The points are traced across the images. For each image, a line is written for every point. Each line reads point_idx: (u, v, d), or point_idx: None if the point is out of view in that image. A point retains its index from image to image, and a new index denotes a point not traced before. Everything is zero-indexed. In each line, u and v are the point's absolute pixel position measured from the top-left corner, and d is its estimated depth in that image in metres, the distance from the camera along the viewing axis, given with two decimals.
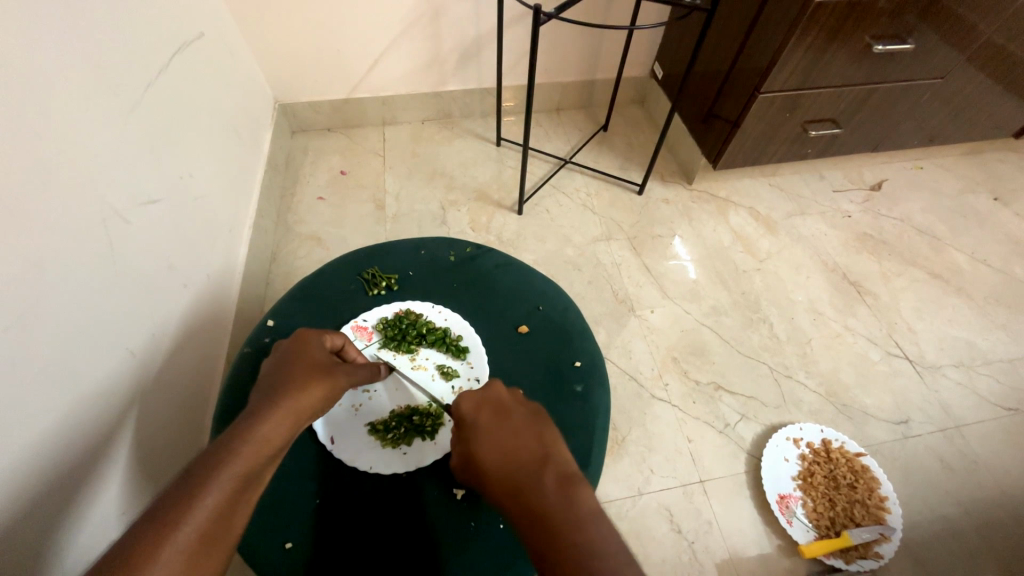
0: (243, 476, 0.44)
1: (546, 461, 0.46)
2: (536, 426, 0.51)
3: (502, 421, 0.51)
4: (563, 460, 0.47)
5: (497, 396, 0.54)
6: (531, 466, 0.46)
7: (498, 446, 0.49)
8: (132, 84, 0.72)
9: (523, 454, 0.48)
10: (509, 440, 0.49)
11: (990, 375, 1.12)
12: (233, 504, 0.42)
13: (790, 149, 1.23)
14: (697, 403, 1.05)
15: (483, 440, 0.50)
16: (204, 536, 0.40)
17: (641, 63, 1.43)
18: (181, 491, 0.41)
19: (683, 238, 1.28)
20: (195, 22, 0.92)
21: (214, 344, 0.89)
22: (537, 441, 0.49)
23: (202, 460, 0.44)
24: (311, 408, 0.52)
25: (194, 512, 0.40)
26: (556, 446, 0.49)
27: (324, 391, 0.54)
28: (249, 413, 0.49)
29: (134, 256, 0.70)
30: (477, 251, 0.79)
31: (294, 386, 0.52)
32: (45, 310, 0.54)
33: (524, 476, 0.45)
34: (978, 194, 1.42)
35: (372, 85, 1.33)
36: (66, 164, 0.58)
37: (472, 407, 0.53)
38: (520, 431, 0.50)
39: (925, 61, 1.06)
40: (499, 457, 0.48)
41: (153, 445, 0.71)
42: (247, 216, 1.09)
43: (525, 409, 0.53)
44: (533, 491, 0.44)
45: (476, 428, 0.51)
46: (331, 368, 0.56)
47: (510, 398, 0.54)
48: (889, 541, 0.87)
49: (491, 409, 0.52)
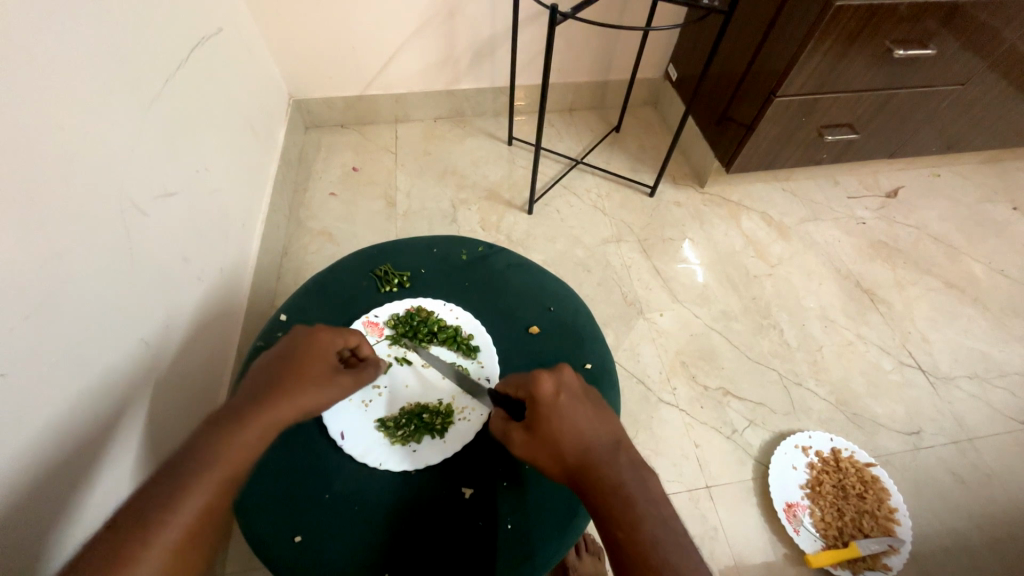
0: (226, 476, 0.44)
1: (622, 449, 0.48)
2: (606, 412, 0.51)
3: (579, 404, 0.50)
4: (635, 448, 0.49)
5: (570, 379, 0.53)
6: (610, 453, 0.48)
7: (576, 431, 0.49)
8: (153, 79, 0.73)
9: (598, 440, 0.49)
10: (586, 429, 0.49)
11: (1005, 388, 1.10)
12: (216, 503, 0.43)
13: (805, 153, 1.22)
14: (705, 407, 1.04)
15: (562, 422, 0.49)
16: (189, 535, 0.41)
17: (656, 64, 1.42)
18: (164, 488, 0.42)
19: (694, 242, 1.27)
20: (214, 18, 0.93)
21: (226, 334, 0.90)
22: (609, 428, 0.50)
23: (186, 457, 0.44)
24: (295, 416, 0.51)
25: (178, 511, 0.41)
26: (627, 432, 0.50)
27: (313, 401, 0.52)
28: (236, 413, 0.48)
29: (151, 250, 0.71)
30: (490, 250, 0.79)
31: (283, 393, 0.51)
32: (62, 300, 0.55)
33: (604, 465, 0.47)
34: (996, 203, 1.40)
35: (386, 83, 1.34)
36: (89, 157, 0.59)
37: (551, 387, 0.51)
38: (594, 417, 0.50)
39: (946, 67, 1.04)
40: (578, 443, 0.48)
41: (167, 432, 0.73)
42: (260, 209, 1.09)
43: (594, 394, 0.53)
44: (614, 480, 0.46)
45: (553, 408, 0.50)
46: (329, 379, 0.54)
47: (579, 381, 0.53)
48: (898, 553, 0.86)
49: (566, 390, 0.51)
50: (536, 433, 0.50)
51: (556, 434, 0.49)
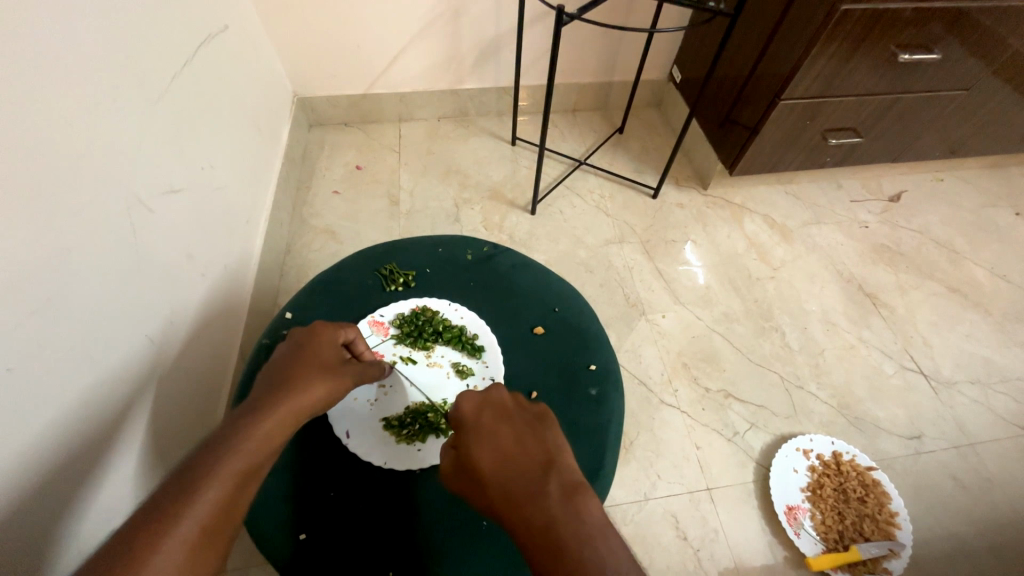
0: (242, 472, 0.44)
1: (549, 470, 0.47)
2: (536, 433, 0.51)
3: (503, 426, 0.52)
4: (564, 467, 0.48)
5: (499, 403, 0.55)
6: (536, 480, 0.46)
7: (502, 459, 0.48)
8: (160, 77, 0.73)
9: (522, 459, 0.48)
10: (510, 448, 0.49)
11: (1006, 393, 1.10)
12: (233, 497, 0.43)
13: (809, 157, 1.22)
14: (707, 410, 1.04)
15: (485, 444, 0.50)
16: (205, 530, 0.41)
17: (660, 66, 1.42)
18: (181, 483, 0.42)
19: (696, 244, 1.27)
20: (220, 16, 0.93)
21: (229, 335, 0.90)
22: (535, 446, 0.50)
23: (202, 454, 0.44)
24: (309, 409, 0.51)
25: (194, 506, 0.41)
26: (558, 452, 0.49)
27: (325, 393, 0.53)
28: (252, 410, 0.49)
29: (157, 247, 0.71)
30: (495, 250, 0.79)
31: (293, 387, 0.51)
32: (68, 296, 0.55)
33: (530, 493, 0.45)
34: (1000, 208, 1.40)
35: (390, 82, 1.34)
36: (96, 152, 0.60)
37: (475, 412, 0.53)
38: (518, 437, 0.50)
39: (951, 72, 1.04)
40: (500, 464, 0.48)
41: (170, 430, 0.73)
42: (264, 207, 1.09)
43: (527, 416, 0.54)
44: (533, 500, 0.44)
45: (477, 431, 0.52)
46: (336, 370, 0.55)
47: (512, 405, 0.55)
48: (898, 557, 0.86)
49: (491, 414, 0.53)
50: (461, 459, 0.51)
51: (478, 457, 0.49)
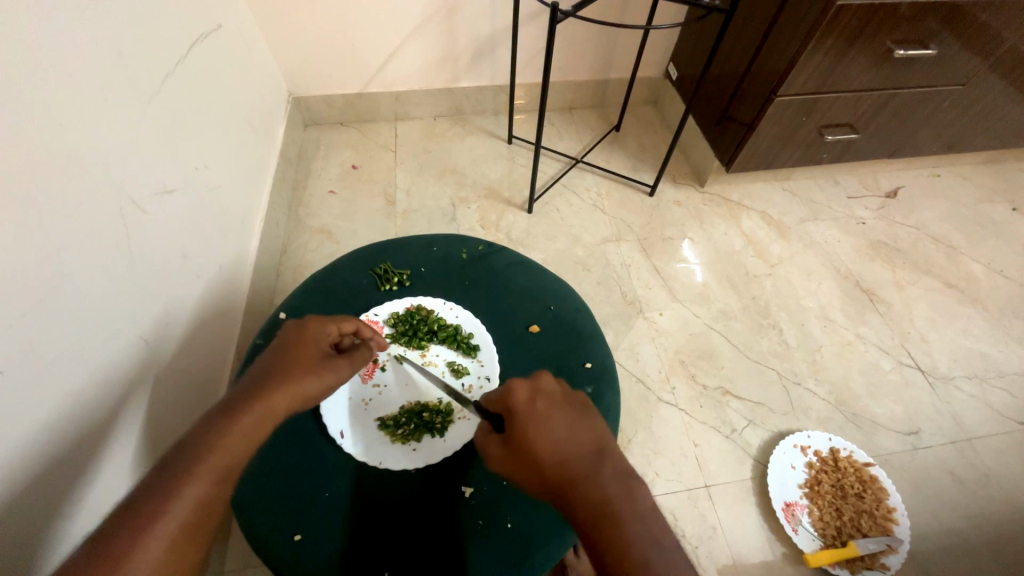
0: (222, 468, 0.44)
1: (608, 461, 0.45)
2: (587, 419, 0.49)
3: (556, 411, 0.49)
4: (620, 456, 0.46)
5: (547, 387, 0.52)
6: (592, 464, 0.45)
7: (554, 440, 0.46)
8: (152, 76, 0.72)
9: (580, 449, 0.46)
10: (566, 436, 0.47)
11: (1003, 388, 1.10)
12: (213, 495, 0.43)
13: (805, 153, 1.22)
14: (704, 407, 1.04)
15: (540, 432, 0.47)
16: (186, 527, 0.41)
17: (656, 63, 1.42)
18: (161, 481, 0.42)
19: (693, 241, 1.27)
20: (213, 15, 0.93)
21: (226, 330, 0.90)
22: (590, 434, 0.47)
23: (183, 450, 0.44)
24: (282, 408, 0.50)
25: (173, 505, 0.41)
26: (610, 440, 0.48)
27: (299, 392, 0.51)
28: (227, 406, 0.48)
29: (151, 246, 0.71)
30: (490, 249, 0.79)
31: (269, 384, 0.50)
32: (61, 297, 0.55)
33: (587, 475, 0.44)
34: (996, 203, 1.40)
35: (386, 81, 1.34)
36: (88, 154, 0.59)
37: (525, 397, 0.50)
38: (573, 424, 0.48)
39: (946, 68, 1.04)
40: (558, 453, 0.46)
41: (167, 426, 0.73)
42: (259, 207, 1.09)
43: (575, 401, 0.51)
44: (598, 494, 0.43)
45: (529, 417, 0.48)
46: (317, 367, 0.53)
47: (558, 388, 0.52)
48: (896, 553, 0.86)
49: (541, 397, 0.50)
50: (513, 446, 0.48)
51: (534, 446, 0.46)
